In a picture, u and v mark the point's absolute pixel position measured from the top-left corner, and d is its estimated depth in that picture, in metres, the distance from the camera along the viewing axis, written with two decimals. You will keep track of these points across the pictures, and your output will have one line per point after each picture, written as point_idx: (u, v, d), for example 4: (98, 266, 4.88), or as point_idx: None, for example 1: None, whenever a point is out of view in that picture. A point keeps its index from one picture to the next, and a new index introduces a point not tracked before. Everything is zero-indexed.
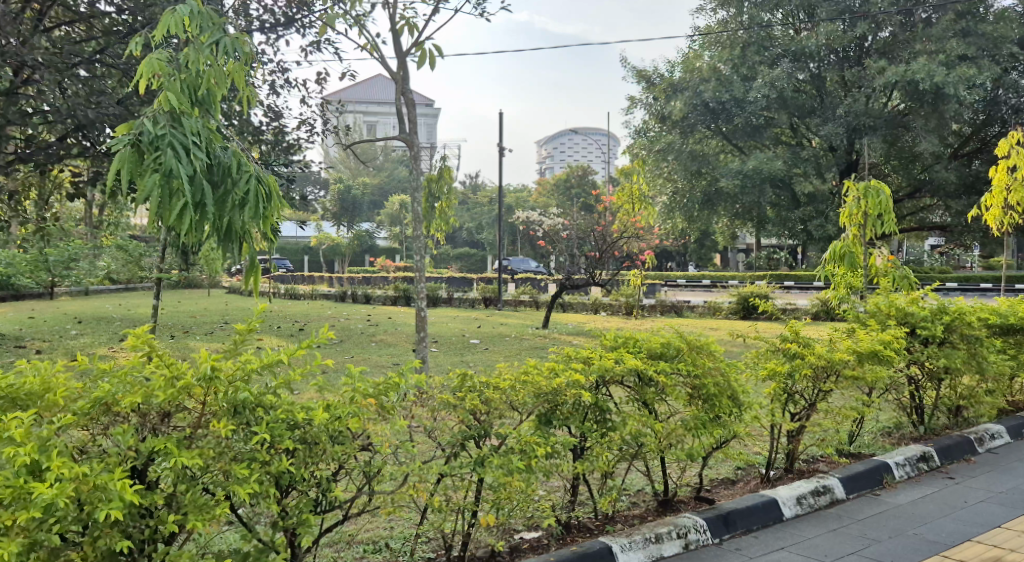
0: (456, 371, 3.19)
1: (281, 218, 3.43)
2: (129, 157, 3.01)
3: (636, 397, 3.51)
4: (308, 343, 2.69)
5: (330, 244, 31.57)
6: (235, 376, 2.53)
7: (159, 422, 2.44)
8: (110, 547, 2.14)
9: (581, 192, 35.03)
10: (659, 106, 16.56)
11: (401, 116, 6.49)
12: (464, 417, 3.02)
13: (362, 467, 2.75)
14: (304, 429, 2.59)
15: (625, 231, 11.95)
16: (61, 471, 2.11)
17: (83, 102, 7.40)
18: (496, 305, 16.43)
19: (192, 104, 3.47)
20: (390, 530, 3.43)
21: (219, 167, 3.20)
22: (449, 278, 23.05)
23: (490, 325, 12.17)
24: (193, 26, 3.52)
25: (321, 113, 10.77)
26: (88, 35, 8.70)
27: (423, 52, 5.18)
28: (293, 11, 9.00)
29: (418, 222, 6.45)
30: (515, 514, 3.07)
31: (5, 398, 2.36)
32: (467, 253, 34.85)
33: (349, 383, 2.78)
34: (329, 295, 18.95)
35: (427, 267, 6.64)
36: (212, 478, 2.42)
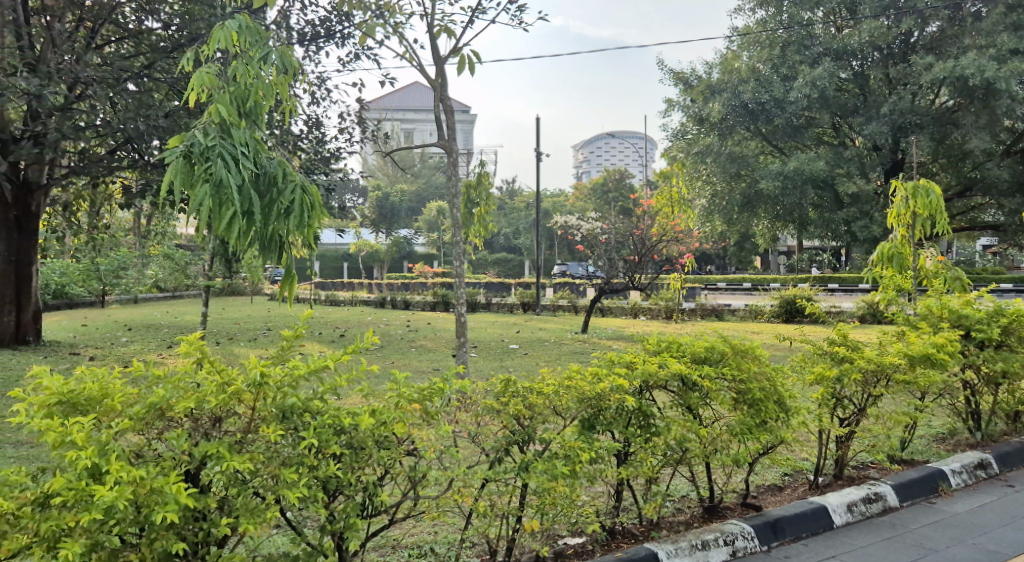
0: (499, 375, 3.20)
1: (326, 226, 3.49)
2: (181, 168, 3.09)
3: (680, 401, 3.47)
4: (353, 349, 2.72)
5: (369, 251, 31.95)
6: (284, 382, 2.57)
7: (211, 427, 2.50)
8: (166, 549, 2.19)
9: (618, 196, 34.86)
10: (695, 109, 16.22)
11: (440, 123, 6.51)
12: (508, 422, 3.04)
13: (407, 472, 2.76)
14: (350, 434, 2.62)
15: (664, 234, 11.87)
16: (120, 474, 2.16)
17: (134, 115, 7.62)
18: (534, 310, 16.43)
19: (240, 116, 3.53)
20: (434, 534, 3.46)
21: (266, 177, 3.27)
22: (487, 283, 23.15)
23: (530, 330, 12.18)
24: (243, 41, 3.61)
25: (360, 121, 10.90)
26: (136, 50, 8.95)
27: (461, 57, 5.21)
28: (333, 23, 9.15)
29: (457, 227, 6.49)
30: (560, 520, 3.05)
31: (65, 403, 2.38)
32: (505, 259, 34.90)
33: (393, 388, 2.81)
34: (368, 301, 19.12)
35: (466, 272, 6.67)
36: (262, 483, 2.46)
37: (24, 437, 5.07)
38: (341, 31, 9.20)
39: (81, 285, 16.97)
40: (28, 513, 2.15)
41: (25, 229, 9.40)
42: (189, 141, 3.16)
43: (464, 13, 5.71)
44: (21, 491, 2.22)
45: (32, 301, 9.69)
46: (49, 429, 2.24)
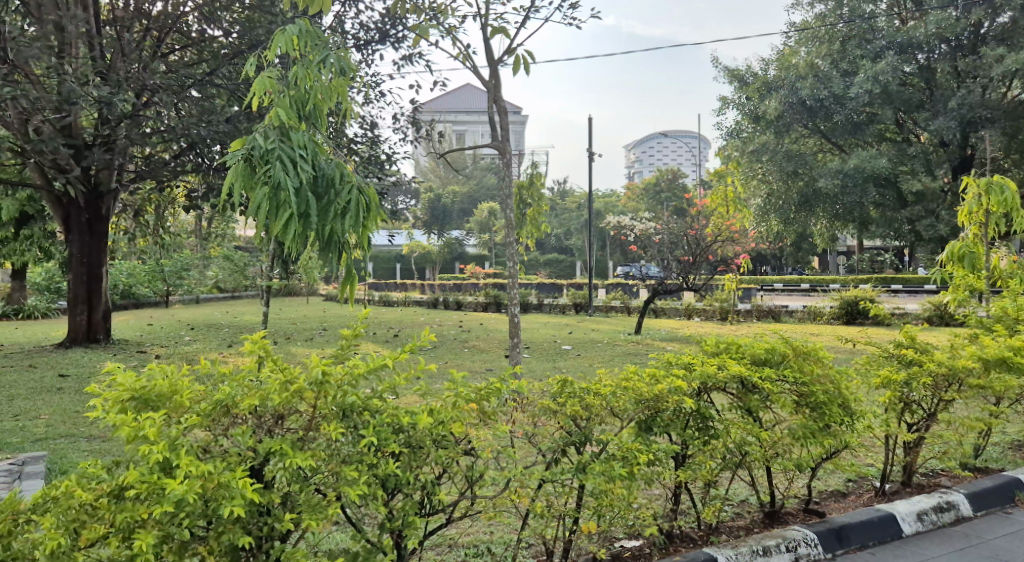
0: (556, 376, 3.20)
1: (383, 228, 3.53)
2: (243, 171, 3.16)
3: (739, 404, 3.41)
4: (411, 348, 2.74)
5: (422, 252, 32.25)
6: (344, 381, 2.59)
7: (274, 424, 2.55)
8: (233, 542, 2.24)
9: (671, 196, 34.43)
10: (752, 107, 15.92)
11: (494, 124, 6.54)
12: (565, 423, 3.03)
13: (464, 472, 2.76)
14: (408, 433, 2.65)
15: (719, 234, 11.71)
16: (189, 469, 2.22)
17: (197, 121, 7.82)
18: (587, 311, 16.37)
19: (300, 119, 3.60)
20: (490, 534, 3.47)
21: (324, 179, 3.33)
22: (539, 284, 23.10)
23: (583, 330, 12.13)
24: (303, 45, 3.68)
25: (414, 123, 11.01)
26: (199, 57, 9.20)
27: (515, 57, 5.23)
28: (388, 26, 9.27)
29: (510, 228, 6.52)
30: (616, 522, 3.02)
31: (136, 399, 2.47)
32: (557, 260, 34.82)
33: (451, 388, 2.84)
34: (421, 301, 19.27)
35: (519, 273, 6.67)
36: (323, 479, 2.50)
37: (97, 431, 5.25)
38: (395, 34, 9.32)
39: (145, 286, 17.51)
40: (104, 504, 2.22)
41: (97, 232, 9.77)
42: (251, 144, 3.23)
43: (518, 13, 5.72)
44: (96, 483, 2.29)
45: (103, 302, 10.04)
46: (123, 424, 2.31)
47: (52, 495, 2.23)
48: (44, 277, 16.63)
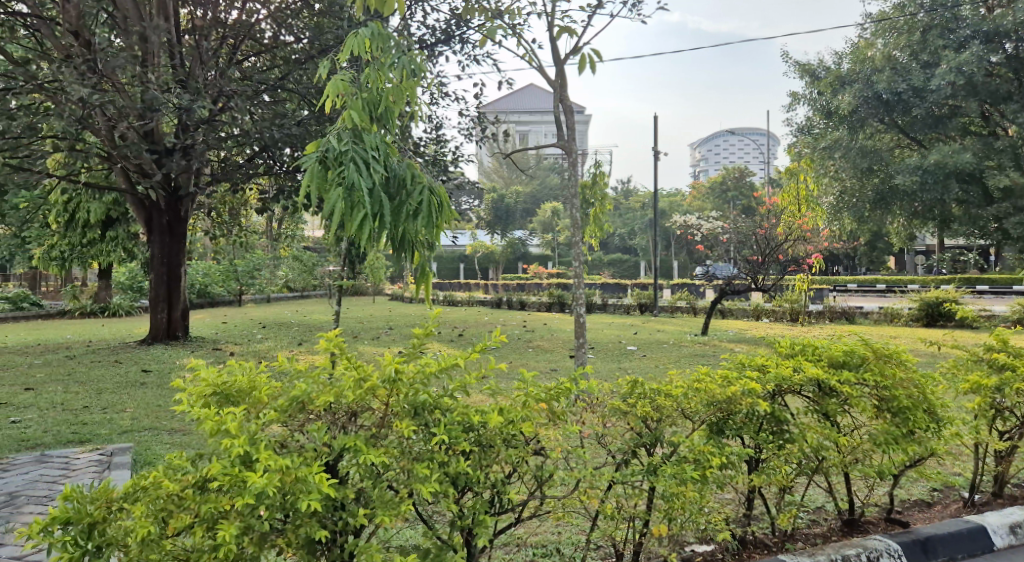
0: (626, 377, 3.17)
1: (454, 228, 3.55)
2: (317, 173, 3.22)
3: (816, 407, 3.30)
4: (481, 347, 2.74)
5: (485, 252, 32.41)
6: (416, 379, 2.62)
7: (347, 421, 2.58)
8: (310, 535, 2.29)
9: (738, 195, 33.64)
10: (823, 102, 15.49)
11: (560, 123, 6.50)
12: (636, 424, 2.99)
13: (533, 472, 2.75)
14: (479, 431, 2.66)
15: (790, 233, 11.42)
16: (268, 463, 2.28)
17: (270, 124, 8.04)
18: (652, 311, 16.19)
19: (372, 121, 3.65)
20: (558, 535, 3.47)
21: (396, 179, 3.36)
22: (603, 284, 22.94)
23: (648, 331, 12.00)
24: (375, 48, 3.74)
25: (479, 123, 11.07)
26: (272, 63, 9.43)
27: (582, 56, 5.15)
28: (452, 28, 9.35)
29: (576, 227, 6.49)
30: (688, 526, 2.96)
31: (218, 394, 2.57)
32: (620, 260, 34.48)
33: (521, 387, 2.84)
34: (485, 301, 19.35)
35: (585, 273, 6.61)
36: (395, 476, 2.51)
37: (178, 425, 5.44)
38: (460, 35, 9.39)
39: (220, 285, 18.08)
40: (189, 495, 2.29)
41: (176, 234, 10.13)
42: (324, 146, 3.29)
43: (584, 11, 5.68)
44: (182, 474, 2.37)
45: (181, 301, 10.39)
46: (207, 418, 2.40)
47: (142, 485, 2.32)
48: (127, 277, 17.36)
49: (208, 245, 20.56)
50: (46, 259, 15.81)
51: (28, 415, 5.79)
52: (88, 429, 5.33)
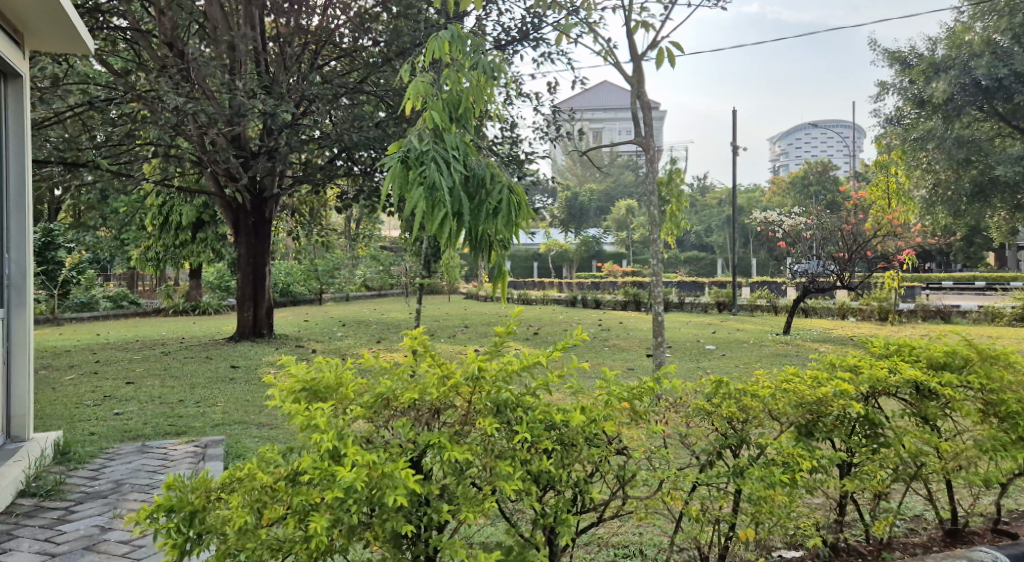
0: (710, 376, 3.10)
1: (533, 227, 3.56)
2: (399, 173, 3.26)
3: (914, 411, 3.15)
4: (563, 345, 2.73)
5: (559, 250, 32.32)
6: (499, 377, 2.63)
7: (431, 418, 2.61)
8: (396, 529, 2.32)
9: (820, 189, 32.50)
10: (916, 91, 14.57)
11: (637, 119, 6.39)
12: (721, 425, 2.91)
13: (616, 472, 2.72)
14: (561, 430, 2.64)
15: (879, 229, 10.96)
16: (356, 457, 2.32)
17: (350, 127, 8.25)
18: (731, 310, 15.86)
19: (452, 121, 3.69)
20: (640, 535, 3.48)
21: (475, 179, 3.39)
22: (680, 283, 22.56)
23: (727, 330, 11.76)
24: (455, 50, 3.78)
25: (554, 121, 11.05)
26: (351, 66, 9.63)
27: (660, 50, 5.03)
28: (527, 26, 9.36)
29: (655, 225, 6.40)
30: (777, 531, 2.86)
31: (307, 390, 2.63)
32: (697, 257, 33.79)
33: (604, 386, 2.82)
34: (560, 299, 19.29)
35: (662, 271, 6.51)
36: (478, 474, 2.52)
37: (265, 419, 5.63)
38: (535, 34, 9.40)
39: (301, 285, 18.64)
40: (282, 487, 2.36)
41: (262, 234, 10.48)
42: (405, 146, 3.33)
43: (662, 6, 5.59)
44: (274, 467, 2.45)
45: (267, 300, 10.73)
46: (298, 413, 2.46)
47: (238, 476, 2.42)
48: (216, 277, 18.01)
49: (290, 246, 21.13)
50: (142, 260, 16.31)
51: (129, 408, 6.09)
52: (183, 421, 5.57)
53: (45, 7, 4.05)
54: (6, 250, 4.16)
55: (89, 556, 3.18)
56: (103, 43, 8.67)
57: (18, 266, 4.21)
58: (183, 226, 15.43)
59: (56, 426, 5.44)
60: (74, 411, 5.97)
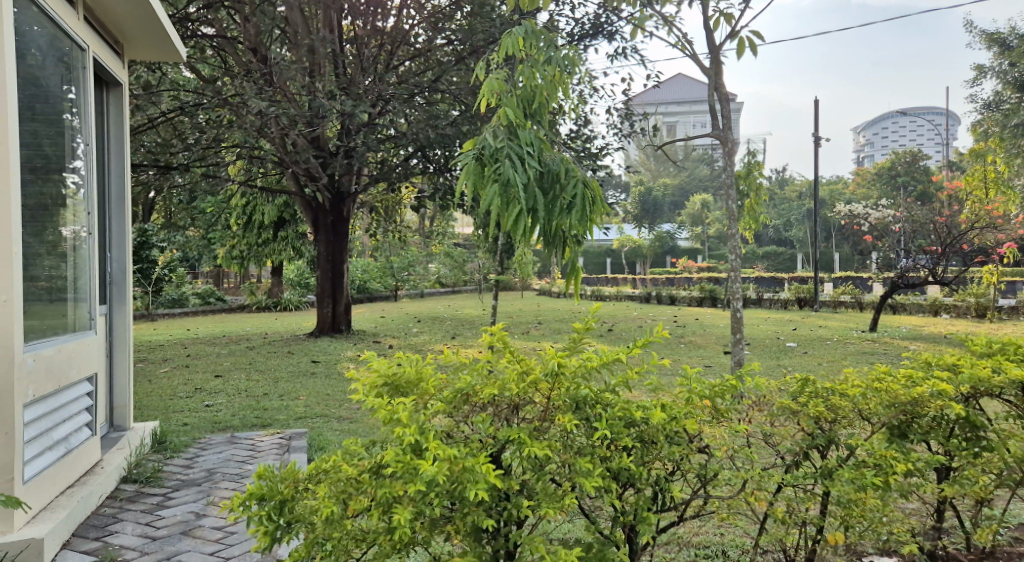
0: (796, 374, 3.00)
1: (607, 222, 3.52)
2: (474, 170, 3.28)
3: (1019, 414, 2.98)
4: (643, 340, 2.67)
5: (632, 246, 32.00)
6: (578, 373, 2.61)
7: (510, 414, 2.61)
8: (476, 523, 2.34)
9: (908, 180, 30.99)
10: (1017, 73, 13.83)
11: (715, 112, 6.24)
12: (808, 424, 2.81)
13: (698, 471, 2.68)
14: (641, 428, 2.60)
15: (977, 221, 10.45)
16: (437, 451, 2.32)
17: (426, 125, 8.36)
18: (812, 306, 15.41)
19: (526, 117, 3.68)
20: (721, 536, 3.46)
21: (549, 175, 3.38)
22: (757, 278, 22.05)
23: (809, 327, 11.43)
24: (529, 46, 3.78)
25: (628, 114, 10.92)
26: (426, 65, 9.75)
27: (740, 39, 4.90)
28: (601, 19, 9.29)
29: (734, 219, 6.26)
30: (867, 536, 2.76)
31: (388, 385, 2.67)
32: (776, 252, 32.69)
33: (684, 383, 2.77)
34: (633, 295, 19.12)
35: (741, 267, 6.35)
36: (558, 470, 2.51)
37: (346, 413, 5.78)
38: (609, 28, 9.32)
39: (377, 282, 19.03)
40: (365, 479, 2.38)
41: (340, 232, 10.74)
42: (480, 144, 3.34)
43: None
44: (358, 460, 2.50)
45: (345, 296, 10.97)
46: (381, 408, 2.51)
47: (324, 468, 2.48)
48: (296, 274, 18.58)
49: (366, 243, 21.59)
50: (227, 259, 16.85)
51: (218, 400, 6.33)
52: (268, 414, 5.76)
53: (142, 17, 4.21)
54: (108, 248, 4.37)
55: (187, 540, 3.32)
56: (192, 50, 9.03)
57: (118, 264, 4.41)
58: (266, 225, 15.98)
59: (153, 416, 5.70)
60: (168, 402, 6.24)
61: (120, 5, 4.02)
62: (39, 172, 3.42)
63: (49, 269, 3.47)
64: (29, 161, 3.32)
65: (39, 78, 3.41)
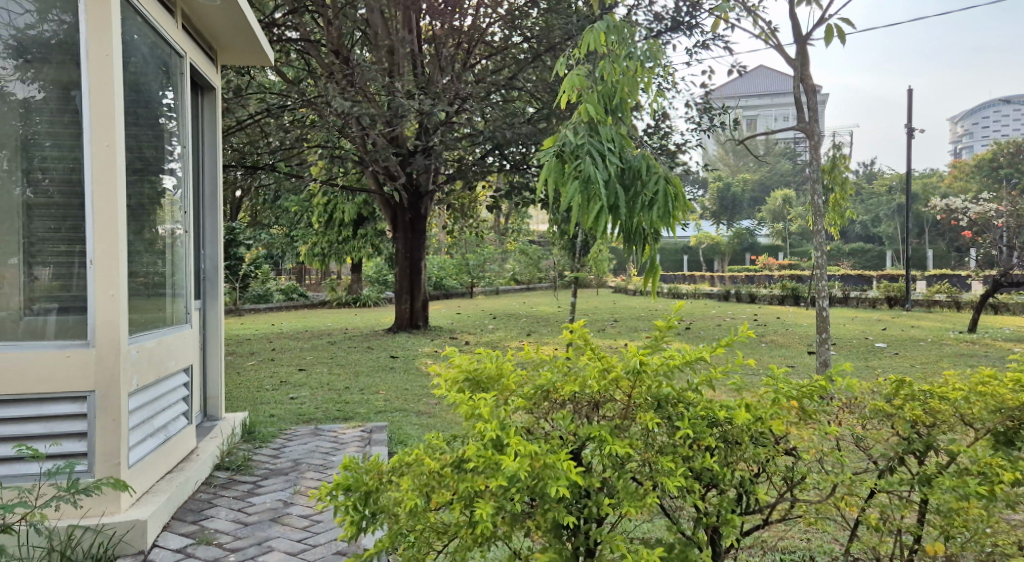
0: (890, 375, 2.87)
1: (689, 218, 3.47)
2: (555, 167, 3.27)
3: None
4: (728, 340, 2.60)
5: (710, 243, 31.44)
6: (660, 371, 2.56)
7: (591, 411, 2.60)
8: (557, 519, 2.34)
9: (1012, 173, 29.45)
10: None
11: (800, 104, 6.05)
12: (904, 428, 2.69)
13: (784, 473, 2.62)
14: (724, 428, 2.54)
15: None
16: (518, 447, 2.32)
17: (502, 124, 8.41)
18: (903, 306, 14.82)
19: (607, 113, 3.65)
20: (808, 542, 3.40)
21: (631, 171, 3.34)
22: (844, 276, 21.31)
23: (899, 327, 10.98)
24: (610, 40, 3.75)
25: (707, 108, 10.72)
26: (503, 63, 9.80)
27: (828, 28, 4.74)
28: (681, 13, 9.16)
29: (819, 216, 6.06)
30: (968, 547, 2.62)
31: (470, 380, 2.70)
32: (862, 249, 31.43)
33: (770, 383, 2.68)
34: (712, 292, 18.76)
35: (827, 265, 6.15)
36: (639, 469, 2.48)
37: (424, 407, 5.87)
38: (689, 21, 9.16)
39: (454, 278, 19.25)
40: (448, 473, 2.40)
41: (418, 230, 10.93)
42: (561, 141, 3.33)
43: None
44: (440, 453, 2.53)
45: (423, 293, 11.15)
46: (462, 402, 2.53)
47: (406, 461, 2.52)
48: (375, 271, 19.06)
49: (442, 240, 21.88)
50: (309, 256, 17.39)
51: (302, 393, 6.53)
52: (349, 407, 5.90)
53: (235, 24, 4.37)
54: (202, 245, 4.55)
55: (276, 526, 3.43)
56: (278, 54, 9.32)
57: (211, 259, 4.59)
58: (346, 222, 16.39)
59: (242, 407, 5.92)
60: (256, 393, 6.50)
61: (215, 13, 4.18)
62: (139, 172, 3.58)
63: (148, 266, 3.63)
64: (132, 163, 3.50)
65: (139, 82, 3.56)
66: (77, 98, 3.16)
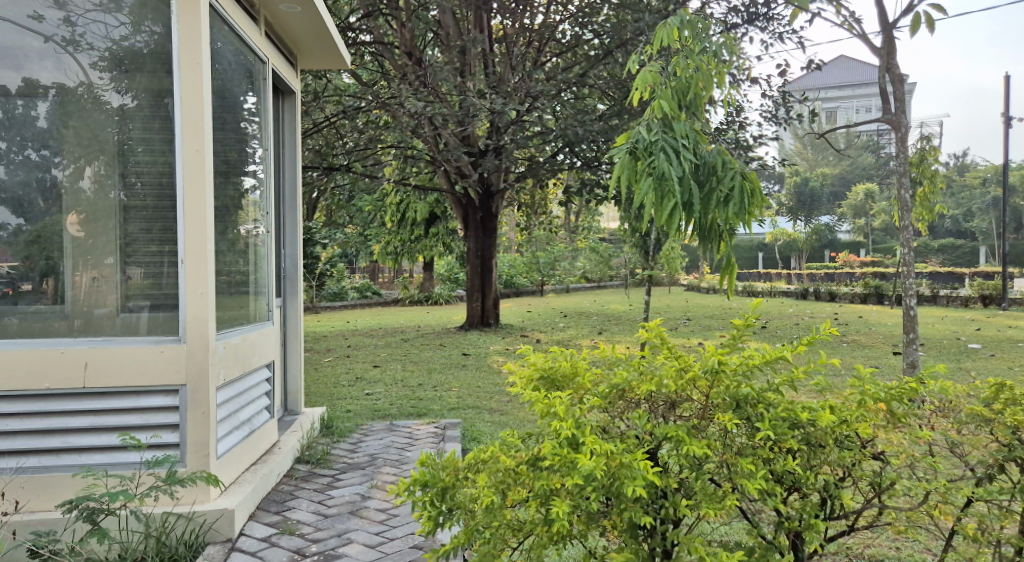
0: (990, 378, 2.69)
1: (765, 215, 3.39)
2: (628, 164, 3.20)
3: None
4: (810, 339, 2.52)
5: (788, 241, 30.58)
6: (739, 371, 2.51)
7: (667, 411, 2.56)
8: (634, 519, 2.31)
9: None
10: None
11: (885, 94, 5.83)
12: (1004, 435, 2.53)
13: (871, 478, 2.52)
14: (807, 430, 2.46)
15: None
16: (593, 446, 2.30)
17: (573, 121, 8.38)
18: (999, 304, 14.13)
19: (680, 109, 3.60)
20: (898, 550, 3.28)
21: (705, 166, 3.28)
22: (933, 272, 20.44)
23: (994, 327, 10.46)
24: (684, 36, 3.69)
25: (785, 100, 10.44)
26: (574, 60, 9.78)
27: (915, 15, 4.56)
28: (757, 4, 8.94)
29: (904, 210, 5.83)
30: None
31: (545, 378, 2.70)
32: (952, 245, 30.18)
33: (856, 385, 2.59)
34: (789, 290, 18.28)
35: (914, 262, 5.90)
36: (719, 470, 2.44)
37: (496, 404, 5.91)
38: (766, 12, 8.93)
39: (524, 276, 19.29)
40: (523, 470, 2.41)
41: (489, 228, 10.99)
42: (634, 137, 3.26)
43: None
44: (515, 451, 2.53)
45: (494, 291, 11.22)
46: (537, 401, 2.52)
47: (482, 458, 2.54)
48: (446, 269, 19.28)
49: (513, 238, 21.95)
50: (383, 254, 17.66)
51: (377, 389, 6.66)
52: (423, 403, 5.99)
53: (313, 30, 4.48)
54: (282, 245, 4.68)
55: (355, 519, 3.51)
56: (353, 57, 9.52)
57: (291, 259, 4.72)
58: (419, 221, 16.61)
59: (320, 402, 6.08)
60: (333, 389, 6.67)
61: (295, 19, 4.30)
62: (224, 174, 3.70)
63: (231, 264, 3.74)
64: (219, 166, 3.63)
65: (224, 87, 3.69)
66: (169, 105, 3.30)
